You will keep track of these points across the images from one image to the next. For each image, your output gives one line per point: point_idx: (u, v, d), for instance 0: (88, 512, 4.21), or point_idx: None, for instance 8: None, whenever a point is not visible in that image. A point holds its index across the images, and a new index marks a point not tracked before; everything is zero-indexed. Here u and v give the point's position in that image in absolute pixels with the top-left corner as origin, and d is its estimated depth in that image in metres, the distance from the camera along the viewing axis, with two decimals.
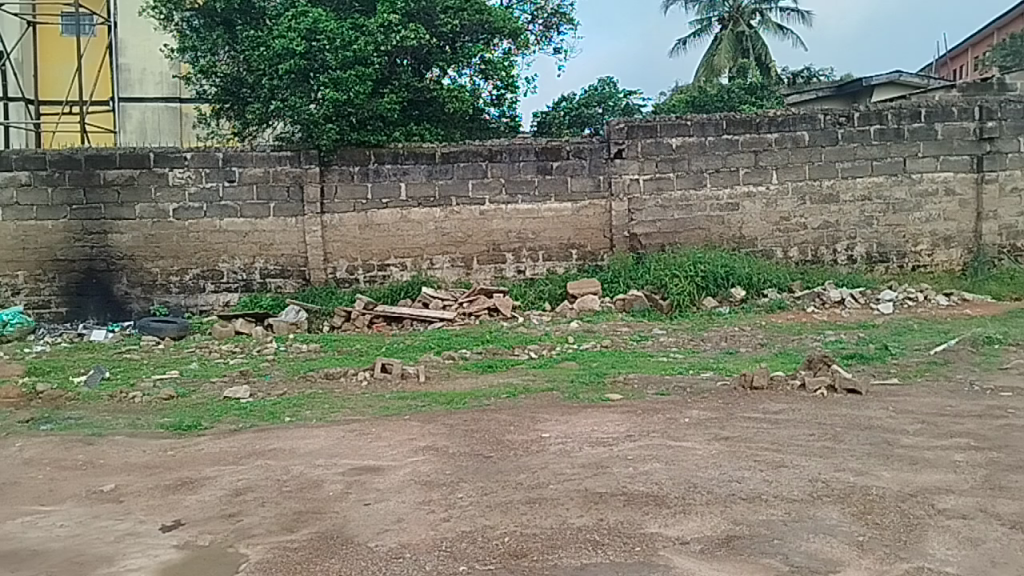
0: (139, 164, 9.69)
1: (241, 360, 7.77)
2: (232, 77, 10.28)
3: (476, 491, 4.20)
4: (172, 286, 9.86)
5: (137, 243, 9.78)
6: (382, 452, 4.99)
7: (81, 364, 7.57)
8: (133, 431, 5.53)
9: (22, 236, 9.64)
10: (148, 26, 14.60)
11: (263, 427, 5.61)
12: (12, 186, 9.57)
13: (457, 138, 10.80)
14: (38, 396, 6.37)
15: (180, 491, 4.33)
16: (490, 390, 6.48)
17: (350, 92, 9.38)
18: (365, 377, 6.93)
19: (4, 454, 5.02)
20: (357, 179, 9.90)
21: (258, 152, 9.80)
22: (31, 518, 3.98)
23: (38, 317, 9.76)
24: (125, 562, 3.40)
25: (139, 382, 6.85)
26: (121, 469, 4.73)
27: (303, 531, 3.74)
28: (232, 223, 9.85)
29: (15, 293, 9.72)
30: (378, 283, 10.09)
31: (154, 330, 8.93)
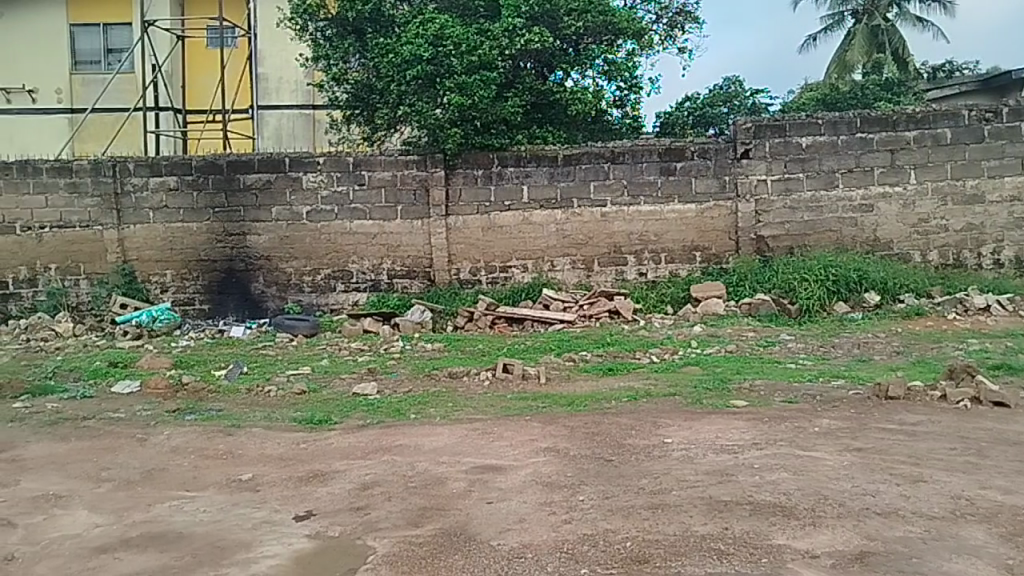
0: (276, 169, 10.15)
1: (369, 358, 8.02)
2: (363, 84, 10.50)
3: (598, 495, 4.18)
4: (305, 285, 10.28)
5: (273, 244, 10.25)
6: (503, 451, 5.05)
7: (221, 359, 7.98)
8: (269, 424, 5.80)
9: (170, 237, 10.25)
10: (285, 36, 15.29)
11: (389, 424, 5.77)
12: (162, 190, 10.19)
13: (579, 140, 10.78)
14: (183, 388, 6.76)
15: (312, 483, 4.50)
16: (611, 393, 6.45)
17: (474, 96, 9.52)
18: (487, 377, 7.03)
19: (153, 441, 5.36)
20: (480, 182, 10.05)
21: (386, 157, 10.08)
22: (178, 502, 4.24)
23: (184, 313, 10.37)
24: (261, 549, 3.57)
25: (274, 377, 7.17)
26: (257, 460, 4.96)
27: (428, 527, 3.82)
28: (362, 225, 10.18)
29: (164, 291, 10.33)
30: (500, 284, 10.20)
31: (288, 327, 9.33)
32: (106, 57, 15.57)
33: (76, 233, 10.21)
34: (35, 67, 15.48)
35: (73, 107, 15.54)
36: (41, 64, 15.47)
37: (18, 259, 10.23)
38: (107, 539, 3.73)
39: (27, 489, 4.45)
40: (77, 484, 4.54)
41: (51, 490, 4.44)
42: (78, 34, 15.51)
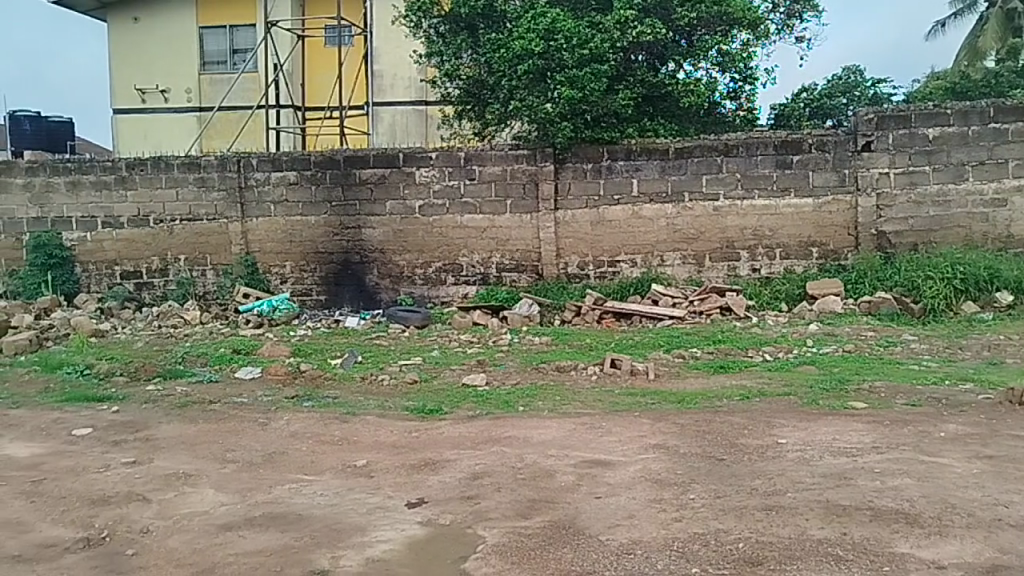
0: (390, 164, 10.38)
1: (478, 349, 8.12)
2: (474, 79, 10.62)
3: (709, 494, 4.11)
4: (417, 278, 10.50)
5: (387, 238, 10.50)
6: (613, 446, 5.02)
7: (337, 348, 8.24)
8: (382, 412, 5.95)
9: (290, 230, 10.64)
10: (400, 35, 15.58)
11: (498, 415, 5.83)
12: (282, 184, 10.58)
13: (691, 133, 10.61)
14: (301, 375, 7.02)
15: (424, 472, 4.60)
16: (722, 391, 6.33)
17: (584, 89, 9.45)
18: (595, 371, 7.01)
19: (274, 426, 5.59)
20: (590, 176, 10.01)
21: (497, 151, 10.16)
22: (297, 485, 4.41)
23: (302, 304, 10.77)
24: (376, 534, 3.67)
25: (387, 367, 7.36)
26: (372, 447, 5.10)
27: (537, 519, 3.84)
28: (472, 219, 10.31)
29: (283, 282, 10.75)
30: (608, 279, 10.16)
31: (400, 318, 9.56)
32: (232, 56, 16.27)
33: (203, 226, 10.73)
34: (167, 68, 16.32)
35: (201, 105, 16.30)
36: (172, 65, 16.31)
37: (151, 250, 10.83)
38: (233, 517, 3.91)
39: (160, 467, 4.71)
40: (204, 464, 4.78)
41: (182, 469, 4.68)
42: (206, 36, 16.26)
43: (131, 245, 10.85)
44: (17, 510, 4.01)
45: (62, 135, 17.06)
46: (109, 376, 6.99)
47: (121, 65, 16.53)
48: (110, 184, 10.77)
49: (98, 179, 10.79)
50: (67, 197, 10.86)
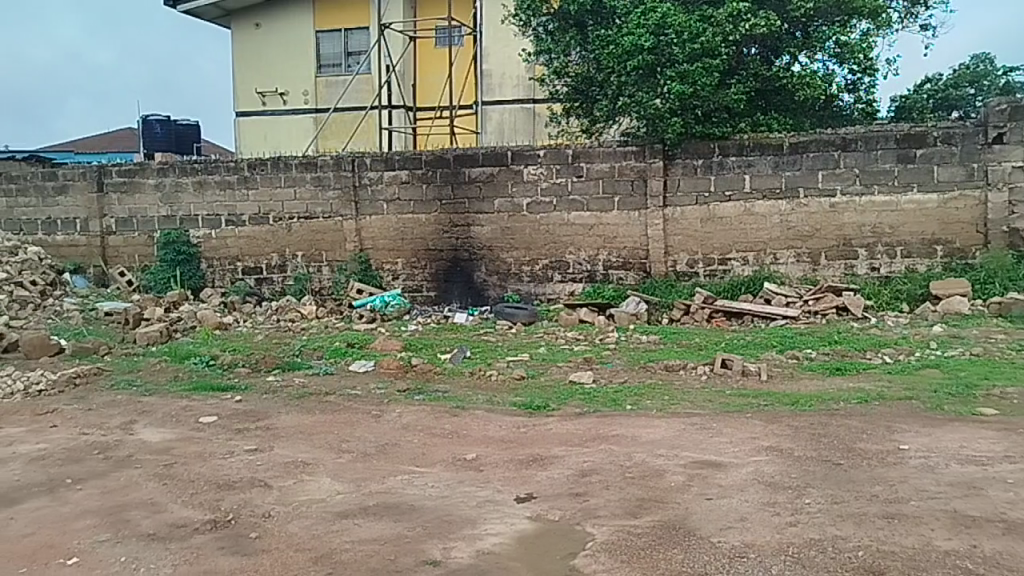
0: (499, 162, 10.47)
1: (585, 347, 8.11)
2: (584, 76, 10.62)
3: (826, 499, 3.98)
4: (524, 275, 10.57)
5: (495, 235, 10.61)
6: (724, 448, 4.92)
7: (446, 343, 8.37)
8: (491, 407, 6.02)
9: (402, 228, 10.88)
10: (508, 33, 15.67)
11: (606, 413, 5.81)
12: (394, 183, 10.82)
13: (807, 127, 10.29)
14: (413, 369, 7.17)
15: (532, 467, 4.62)
16: (839, 394, 6.11)
17: (696, 84, 9.29)
18: (705, 372, 6.88)
19: (387, 418, 5.73)
20: (700, 172, 9.84)
21: (605, 148, 10.11)
22: (409, 476, 4.51)
23: (412, 299, 10.98)
24: (486, 527, 3.71)
25: (495, 363, 7.43)
26: (481, 441, 5.17)
27: (646, 518, 3.81)
28: (579, 216, 10.29)
29: (395, 278, 10.99)
30: (718, 277, 9.96)
31: (508, 315, 9.65)
32: (347, 59, 16.73)
33: (319, 223, 11.09)
34: (286, 71, 16.95)
35: (317, 107, 16.84)
36: (291, 69, 16.92)
37: (270, 247, 11.27)
38: (349, 505, 4.04)
39: (280, 455, 4.90)
40: (321, 453, 4.94)
41: (301, 457, 4.86)
42: (323, 40, 16.78)
43: (252, 242, 11.32)
44: (151, 492, 4.25)
45: (189, 138, 17.94)
46: (233, 367, 7.32)
47: (243, 70, 17.25)
48: (233, 183, 11.26)
49: (222, 179, 11.30)
50: (193, 196, 11.42)
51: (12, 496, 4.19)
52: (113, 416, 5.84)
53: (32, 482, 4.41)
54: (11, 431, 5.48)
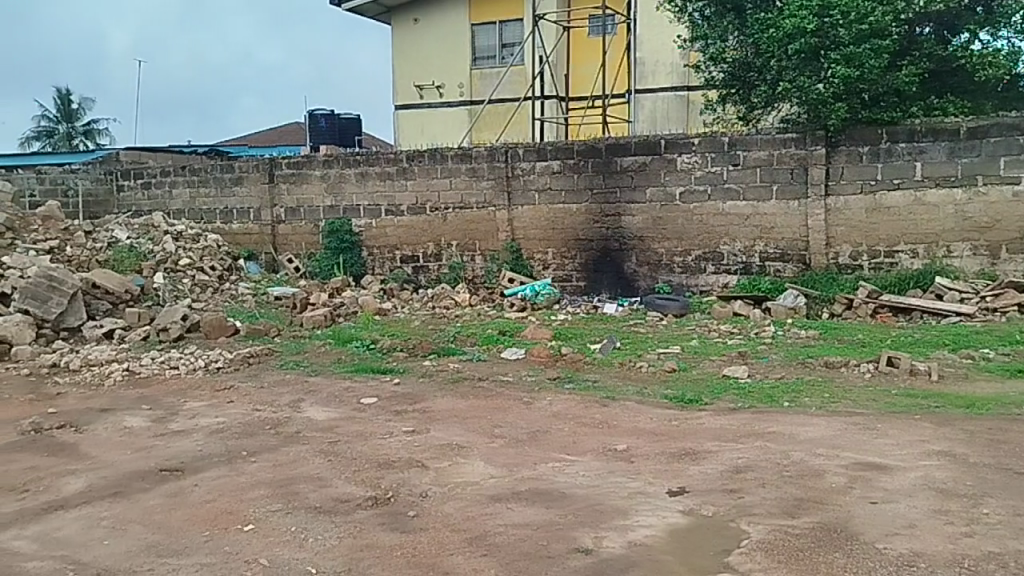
0: (652, 151, 10.34)
1: (739, 341, 7.90)
2: (741, 62, 10.28)
3: (1006, 510, 3.71)
4: (676, 266, 10.40)
5: (647, 225, 10.49)
6: (889, 450, 4.67)
7: (597, 333, 8.37)
8: (642, 398, 5.97)
9: (553, 218, 10.95)
10: (663, 20, 15.42)
11: (761, 409, 5.64)
12: (547, 173, 10.88)
13: (988, 109, 9.56)
14: (563, 357, 7.21)
15: (685, 461, 4.55)
16: (1020, 398, 5.66)
17: (863, 67, 8.84)
18: (869, 369, 6.55)
19: (538, 405, 5.81)
20: (866, 160, 9.34)
21: (763, 136, 9.79)
22: (560, 464, 4.55)
23: (563, 289, 11.05)
24: (637, 518, 3.70)
25: (646, 354, 7.36)
26: (632, 432, 5.13)
27: (805, 518, 3.68)
28: (735, 206, 10.02)
29: (545, 267, 11.08)
30: (884, 270, 9.46)
31: (658, 307, 9.54)
32: (501, 50, 16.90)
33: (474, 213, 11.32)
34: (443, 64, 17.37)
35: (472, 99, 17.14)
36: (448, 62, 17.32)
37: (426, 236, 11.62)
38: (501, 489, 4.12)
39: (435, 437, 5.06)
40: (475, 437, 5.06)
41: (455, 440, 5.00)
42: (478, 33, 17.03)
43: (410, 232, 11.71)
44: (317, 467, 4.49)
45: (352, 130, 18.72)
46: (391, 351, 7.60)
47: (403, 65, 17.83)
48: (393, 174, 11.67)
49: (382, 171, 11.73)
50: (355, 187, 11.92)
51: (195, 465, 4.54)
52: (283, 394, 6.21)
53: (212, 452, 4.76)
54: (194, 405, 5.93)
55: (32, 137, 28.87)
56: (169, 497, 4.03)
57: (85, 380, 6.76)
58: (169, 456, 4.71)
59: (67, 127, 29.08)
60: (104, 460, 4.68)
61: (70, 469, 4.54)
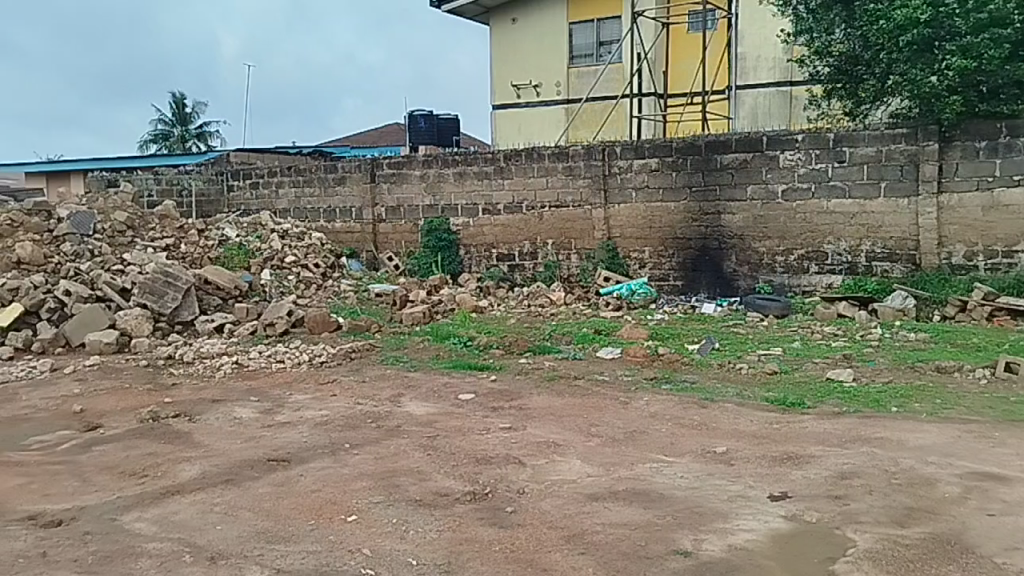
0: (753, 148, 10.11)
1: (844, 343, 7.65)
2: (847, 56, 9.90)
3: None
4: (778, 265, 10.15)
5: (747, 224, 10.27)
6: (1008, 460, 4.44)
7: (695, 334, 8.24)
8: (742, 400, 5.85)
9: (650, 216, 10.83)
10: (765, 14, 15.07)
11: (868, 414, 5.45)
12: (644, 171, 10.78)
13: None
14: (660, 357, 7.13)
15: (787, 465, 4.44)
16: None
17: (981, 58, 8.33)
18: (984, 376, 6.24)
19: (635, 405, 5.76)
20: (983, 155, 8.91)
21: (871, 131, 9.45)
22: (659, 464, 4.50)
23: (659, 288, 10.93)
24: (738, 522, 3.63)
25: (746, 355, 7.21)
26: (732, 435, 5.04)
27: (916, 528, 3.53)
28: (840, 204, 9.71)
29: (642, 266, 10.99)
30: (1002, 271, 8.98)
31: (759, 307, 9.33)
32: (598, 48, 16.82)
33: (570, 212, 11.31)
34: (540, 63, 17.40)
35: (569, 97, 17.10)
36: (544, 61, 17.33)
37: (523, 234, 11.68)
38: (599, 488, 4.11)
39: (532, 434, 5.08)
40: (572, 435, 5.07)
41: (552, 438, 5.01)
42: (576, 31, 16.97)
43: (506, 230, 11.79)
44: (417, 460, 4.57)
45: (450, 130, 18.97)
46: (488, 348, 7.68)
47: (501, 65, 17.96)
48: (490, 174, 11.77)
49: (480, 170, 11.84)
50: (454, 186, 12.07)
51: (301, 455, 4.69)
52: (383, 389, 6.35)
53: (317, 444, 4.91)
54: (300, 397, 6.13)
55: (150, 139, 30.33)
56: (277, 486, 4.18)
57: (198, 372, 7.08)
58: (276, 446, 4.88)
59: (182, 129, 30.41)
60: (216, 448, 4.89)
61: (185, 456, 4.76)
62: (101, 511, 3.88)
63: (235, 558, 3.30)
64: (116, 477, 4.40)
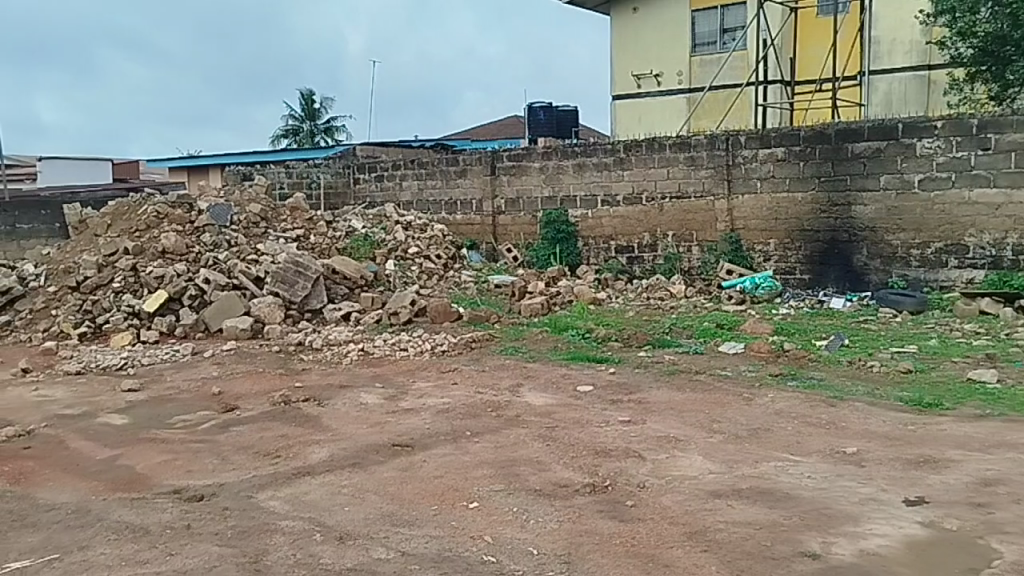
0: (888, 136, 9.64)
1: (986, 341, 7.21)
2: (994, 36, 9.26)
3: None
4: (913, 259, 9.66)
5: (880, 215, 9.81)
6: None
7: (822, 329, 7.94)
8: (874, 400, 5.60)
9: (775, 207, 10.50)
10: None
11: (1013, 418, 5.11)
12: (770, 161, 10.45)
13: None
14: (785, 353, 6.92)
15: (923, 469, 4.22)
16: None
17: None
18: None
19: (759, 402, 5.60)
20: None
21: (1020, 116, 8.88)
22: (784, 464, 4.37)
23: (785, 282, 10.60)
24: (870, 526, 3.47)
25: (877, 353, 6.89)
26: (863, 435, 4.83)
27: None
28: (983, 194, 9.15)
29: (767, 259, 10.68)
30: None
31: (892, 303, 8.91)
32: (722, 35, 16.40)
33: (691, 203, 11.10)
34: (661, 52, 17.08)
35: (691, 86, 16.74)
36: (666, 49, 17.01)
37: (643, 226, 11.54)
38: (721, 486, 4.02)
39: (652, 429, 5.02)
40: (693, 431, 4.98)
41: (673, 433, 4.93)
42: (698, 18, 16.60)
43: (626, 222, 11.68)
44: (536, 451, 4.60)
45: (569, 122, 18.93)
46: (607, 341, 7.63)
47: (621, 55, 17.75)
48: (610, 165, 11.69)
49: (600, 161, 11.78)
50: (573, 178, 12.05)
51: (424, 442, 4.80)
52: (503, 378, 6.43)
53: (439, 431, 5.01)
54: (422, 385, 6.28)
55: (280, 134, 31.66)
56: (401, 471, 4.29)
57: (326, 358, 7.34)
58: (400, 432, 5.01)
59: (311, 124, 31.58)
60: (343, 432, 5.06)
61: (315, 438, 4.95)
62: (238, 488, 4.09)
63: (362, 539, 3.41)
64: (252, 457, 4.62)
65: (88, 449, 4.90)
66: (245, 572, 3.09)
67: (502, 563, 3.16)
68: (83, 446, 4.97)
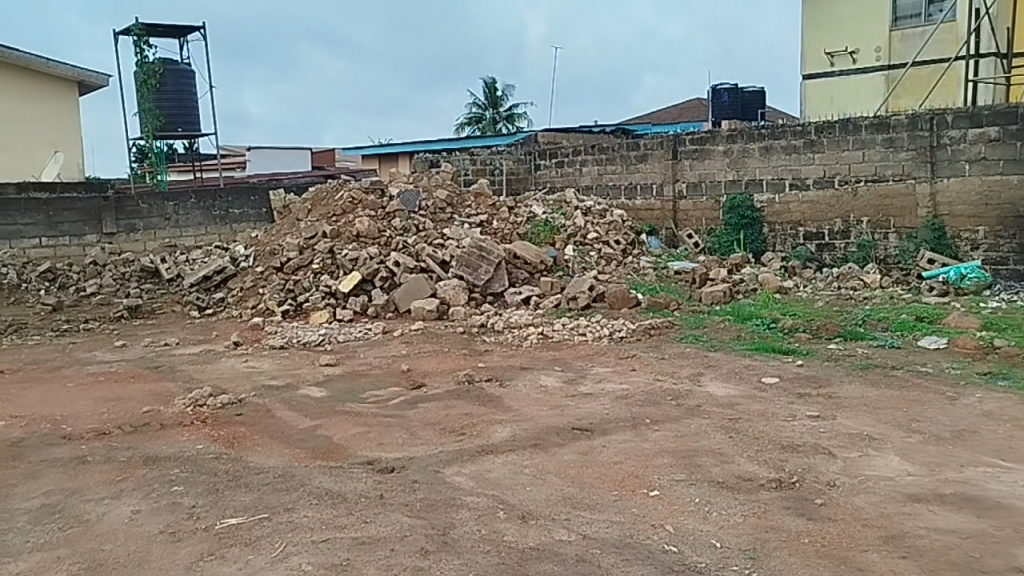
0: None
1: None
2: None
3: None
4: None
5: None
6: None
7: None
8: None
9: (986, 192, 9.69)
10: None
11: None
12: (981, 142, 9.63)
13: None
14: (995, 351, 6.38)
15: None
16: None
17: None
18: None
19: (964, 402, 5.19)
20: None
21: None
22: (994, 470, 4.02)
23: (995, 274, 9.77)
24: None
25: None
26: None
27: None
28: None
29: (975, 248, 9.87)
30: None
31: None
32: (929, 6, 14.98)
33: (889, 186, 10.42)
34: (858, 27, 15.86)
35: (890, 63, 15.56)
36: (864, 24, 15.78)
37: (834, 212, 10.97)
38: (921, 489, 3.76)
39: (843, 425, 4.77)
40: (889, 429, 4.68)
41: (866, 430, 4.67)
42: None
43: (816, 207, 11.14)
44: (719, 442, 4.49)
45: (755, 104, 18.24)
46: (794, 332, 7.31)
47: (813, 32, 16.62)
48: (800, 148, 11.17)
49: (788, 144, 11.28)
50: (760, 161, 11.60)
51: (604, 427, 4.80)
52: (684, 367, 6.32)
53: (619, 417, 5.00)
54: (601, 370, 6.29)
55: (464, 122, 32.58)
56: (581, 454, 4.32)
57: (508, 341, 7.50)
58: (580, 416, 5.04)
59: (493, 112, 32.25)
60: (525, 413, 5.16)
61: (497, 418, 5.08)
62: (427, 462, 4.26)
63: (544, 519, 3.45)
64: (439, 433, 4.80)
65: (291, 418, 5.27)
66: (434, 543, 3.22)
67: (685, 554, 3.11)
68: (287, 415, 5.35)
